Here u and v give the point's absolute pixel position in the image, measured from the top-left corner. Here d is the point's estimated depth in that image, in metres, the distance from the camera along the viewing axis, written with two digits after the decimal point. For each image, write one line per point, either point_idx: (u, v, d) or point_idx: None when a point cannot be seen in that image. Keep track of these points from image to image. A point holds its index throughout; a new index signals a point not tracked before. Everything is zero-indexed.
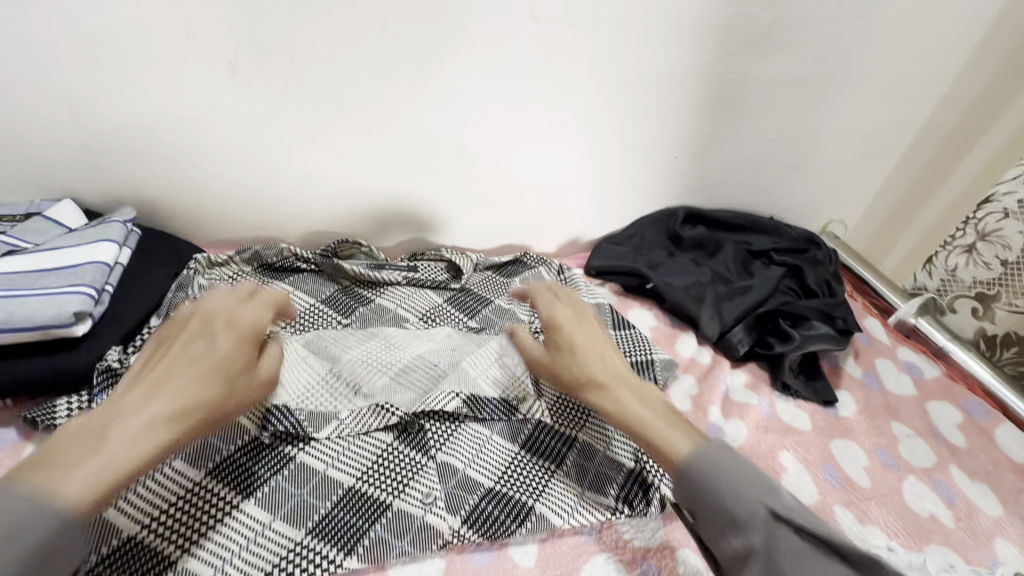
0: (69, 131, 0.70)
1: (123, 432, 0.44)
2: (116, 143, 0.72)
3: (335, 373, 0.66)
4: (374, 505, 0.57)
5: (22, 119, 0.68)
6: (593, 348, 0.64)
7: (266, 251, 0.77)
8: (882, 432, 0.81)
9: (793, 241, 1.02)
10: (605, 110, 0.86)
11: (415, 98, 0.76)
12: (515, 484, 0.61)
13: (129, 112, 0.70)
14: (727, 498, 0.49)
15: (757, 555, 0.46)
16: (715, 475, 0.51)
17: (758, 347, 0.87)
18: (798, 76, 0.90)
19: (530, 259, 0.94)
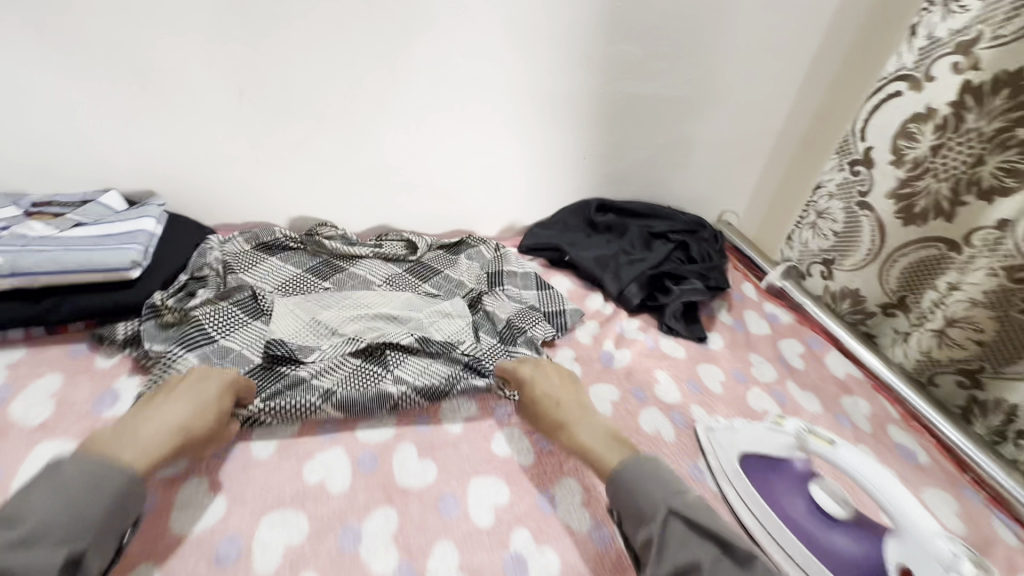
0: (114, 139, 0.93)
1: (153, 433, 0.60)
2: (148, 148, 0.95)
3: (318, 321, 0.88)
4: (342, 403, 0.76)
5: (79, 130, 0.91)
6: (557, 395, 0.77)
7: (265, 233, 1.00)
8: (741, 359, 1.06)
9: (685, 224, 1.29)
10: (525, 121, 1.12)
11: (377, 112, 1.02)
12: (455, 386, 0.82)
13: (160, 124, 0.93)
14: (642, 499, 0.60)
15: (654, 540, 0.56)
16: (637, 482, 0.62)
17: (649, 300, 1.12)
18: (673, 95, 1.18)
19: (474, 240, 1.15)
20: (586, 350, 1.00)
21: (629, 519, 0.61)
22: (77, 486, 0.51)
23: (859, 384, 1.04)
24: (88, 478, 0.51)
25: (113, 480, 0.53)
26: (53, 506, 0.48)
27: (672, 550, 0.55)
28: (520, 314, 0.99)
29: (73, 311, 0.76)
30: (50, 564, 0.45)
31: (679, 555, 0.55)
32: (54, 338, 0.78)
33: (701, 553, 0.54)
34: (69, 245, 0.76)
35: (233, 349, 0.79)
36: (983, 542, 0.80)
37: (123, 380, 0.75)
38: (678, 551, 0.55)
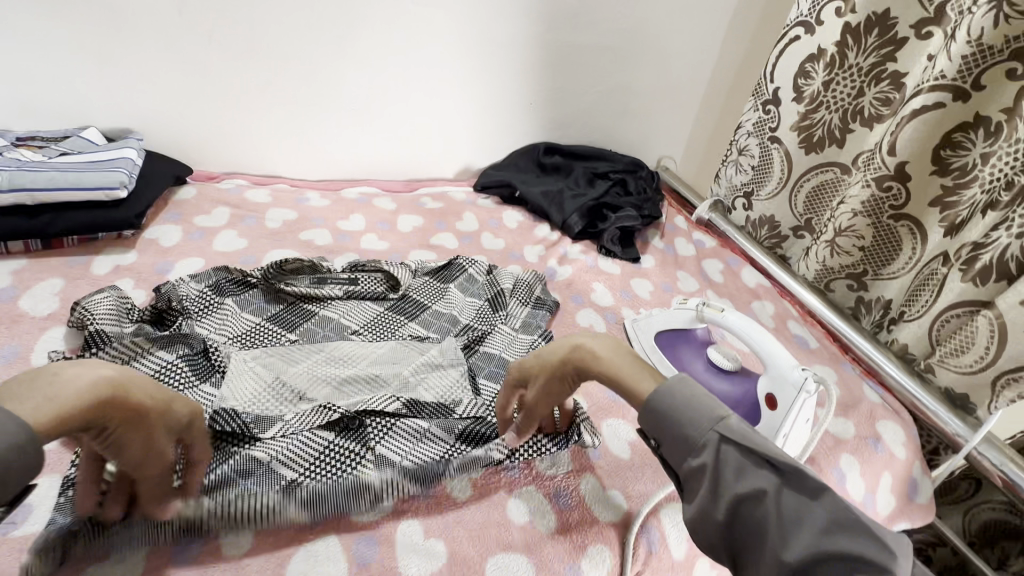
0: (89, 78, 1.01)
1: (71, 380, 0.46)
2: (122, 88, 1.03)
3: (283, 381, 0.73)
4: (307, 313, 0.86)
5: (56, 69, 0.98)
6: None
7: (224, 277, 0.86)
8: (669, 274, 1.22)
9: (624, 165, 1.43)
10: (475, 67, 1.23)
11: (337, 56, 1.12)
12: (421, 292, 0.96)
13: (132, 65, 1.01)
14: (688, 425, 0.53)
15: (708, 466, 0.50)
16: (680, 408, 0.54)
17: (590, 228, 1.26)
18: (607, 45, 1.31)
19: (462, 262, 1.04)
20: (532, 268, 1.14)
21: (672, 445, 0.54)
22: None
23: (767, 291, 1.21)
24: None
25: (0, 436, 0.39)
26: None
27: (731, 480, 0.49)
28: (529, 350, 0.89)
29: (70, 225, 0.87)
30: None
31: (744, 482, 0.49)
32: (51, 252, 0.88)
33: (761, 479, 0.49)
34: (60, 168, 0.86)
35: None
36: (852, 399, 0.97)
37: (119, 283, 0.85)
38: (738, 480, 0.49)
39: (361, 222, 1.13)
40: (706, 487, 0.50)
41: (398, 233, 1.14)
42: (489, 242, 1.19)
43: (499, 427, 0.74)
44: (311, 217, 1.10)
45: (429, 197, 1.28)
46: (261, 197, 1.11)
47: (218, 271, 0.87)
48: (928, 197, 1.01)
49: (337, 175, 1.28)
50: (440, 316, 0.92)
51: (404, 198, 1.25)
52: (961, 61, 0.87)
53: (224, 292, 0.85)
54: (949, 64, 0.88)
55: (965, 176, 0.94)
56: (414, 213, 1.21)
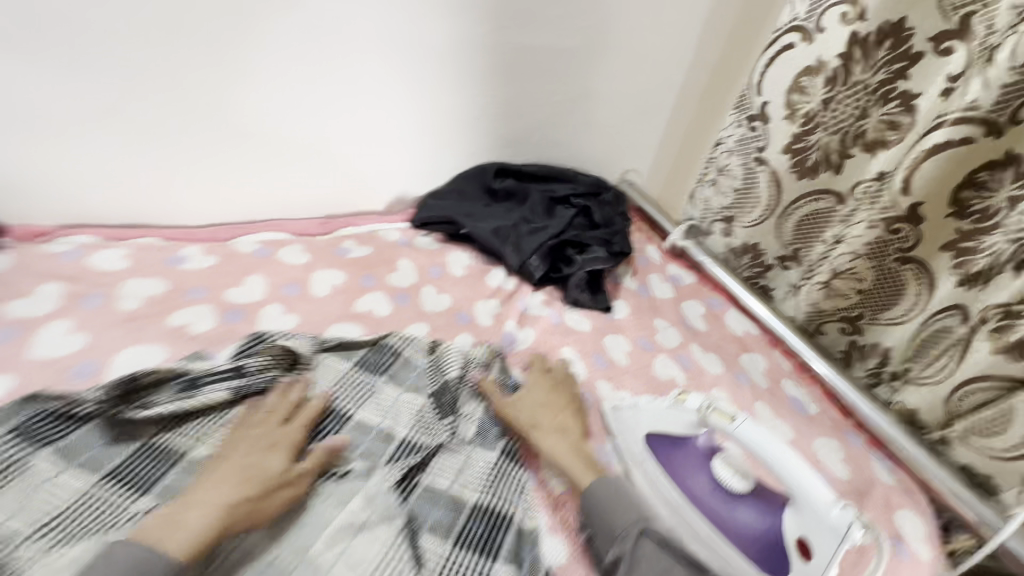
0: None
1: (201, 499, 0.55)
2: None
3: None
4: (170, 457, 0.62)
5: None
6: (540, 405, 0.78)
7: (41, 413, 0.60)
8: (646, 325, 1.04)
9: (588, 187, 1.23)
10: (404, 77, 0.98)
11: (212, 68, 0.84)
12: (345, 396, 0.74)
13: None
14: (612, 516, 0.63)
15: (623, 558, 0.60)
16: (605, 501, 0.64)
17: (552, 272, 1.05)
18: (565, 47, 1.08)
19: (393, 338, 0.82)
20: (485, 333, 0.92)
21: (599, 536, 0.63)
22: (121, 574, 0.47)
23: (754, 341, 1.06)
24: (131, 568, 0.48)
25: (154, 572, 0.48)
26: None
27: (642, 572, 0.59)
28: (490, 485, 0.69)
29: None
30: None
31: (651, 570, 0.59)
32: None
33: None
34: None
35: None
36: (865, 483, 0.84)
37: None
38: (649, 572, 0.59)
39: (260, 287, 0.86)
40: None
41: (311, 299, 0.88)
42: (431, 300, 0.95)
43: None
44: (188, 285, 0.82)
45: (353, 239, 1.03)
46: (113, 261, 0.81)
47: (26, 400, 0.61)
48: (940, 240, 0.85)
49: (230, 216, 1.00)
50: (366, 431, 0.71)
51: (320, 243, 0.99)
52: (999, 91, 0.74)
53: (45, 433, 0.59)
54: (986, 92, 0.76)
55: (988, 221, 0.80)
56: (333, 266, 0.95)
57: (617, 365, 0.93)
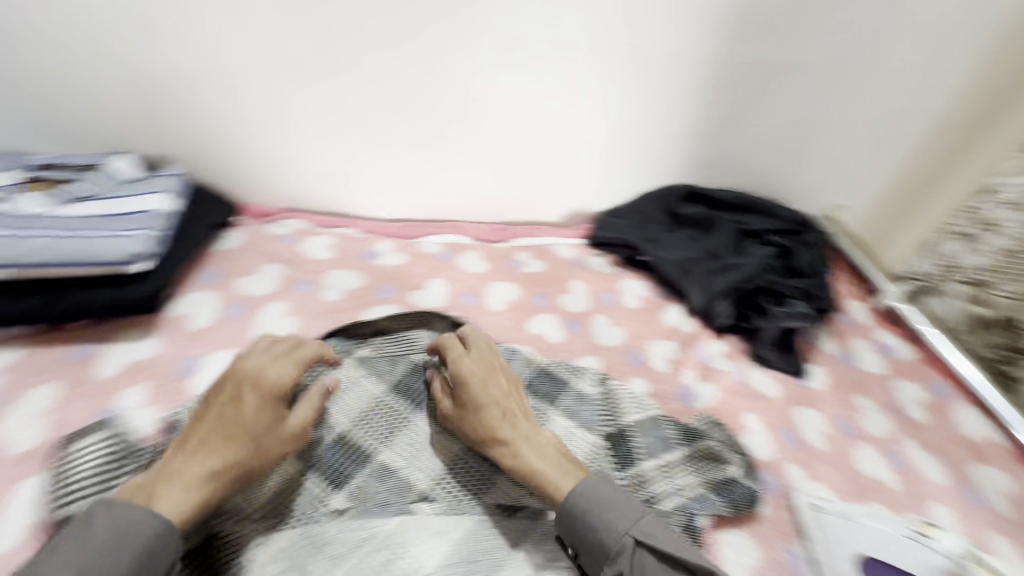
0: (121, 88, 0.80)
1: (178, 468, 0.51)
2: (159, 99, 0.81)
3: None
4: (358, 454, 0.62)
5: (97, 79, 0.79)
6: (494, 401, 0.63)
7: None
8: (847, 404, 0.88)
9: (783, 222, 1.07)
10: (619, 89, 0.91)
11: (434, 75, 0.83)
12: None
13: (174, 69, 0.79)
14: (602, 533, 0.55)
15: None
16: (591, 508, 0.56)
17: (739, 320, 0.94)
18: (804, 63, 0.94)
19: (553, 364, 0.77)
20: (662, 379, 0.84)
21: (588, 552, 0.56)
22: (104, 542, 0.45)
23: (996, 452, 0.85)
24: (115, 532, 0.46)
25: (141, 532, 0.46)
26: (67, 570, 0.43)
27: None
28: None
29: (73, 309, 0.64)
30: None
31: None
32: (58, 338, 0.67)
33: None
34: (63, 229, 0.64)
35: None
36: None
37: (129, 394, 0.63)
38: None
39: (442, 293, 0.87)
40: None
41: (487, 313, 0.87)
42: (604, 333, 0.89)
43: None
44: (380, 283, 0.86)
45: (528, 251, 1.00)
46: (322, 250, 0.88)
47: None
48: None
49: (403, 211, 0.98)
50: None
51: (498, 253, 0.98)
52: None
53: None
54: None
55: None
56: (508, 280, 0.93)
57: (811, 448, 0.80)
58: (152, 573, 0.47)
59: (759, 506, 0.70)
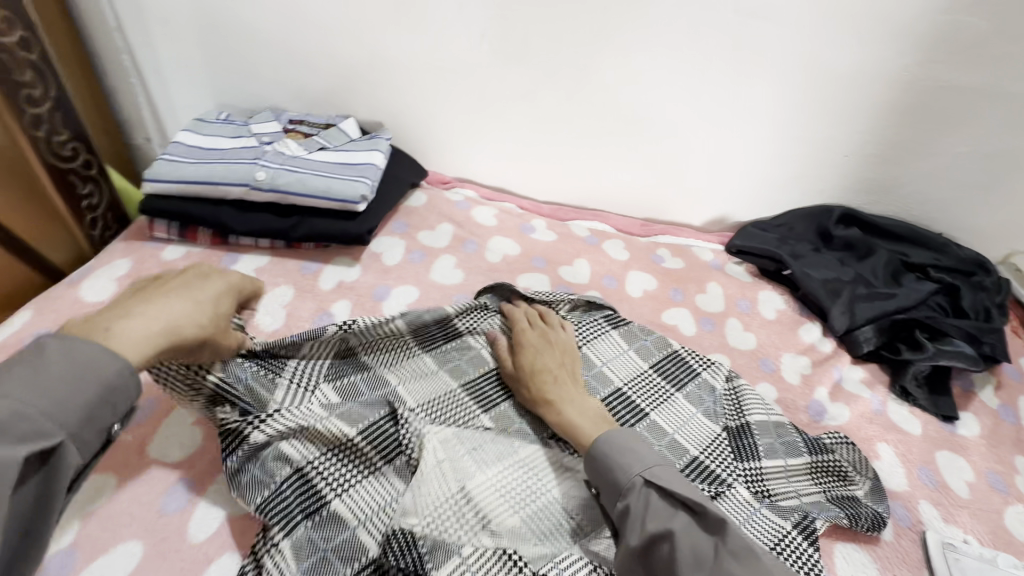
0: (347, 65, 0.95)
1: (136, 325, 0.51)
2: (374, 77, 0.96)
3: (468, 496, 0.60)
4: (503, 388, 0.73)
5: (327, 56, 0.94)
6: (548, 365, 0.70)
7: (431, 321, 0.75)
8: (1002, 460, 0.81)
9: (959, 261, 1.00)
10: (794, 104, 0.92)
11: (615, 77, 0.91)
12: (641, 393, 0.76)
13: (393, 53, 0.92)
14: (616, 470, 0.58)
15: (630, 509, 0.55)
16: (613, 451, 0.59)
17: (885, 350, 0.90)
18: (1012, 91, 0.87)
19: (689, 353, 0.82)
20: (791, 391, 0.84)
21: (607, 490, 0.59)
22: (69, 372, 0.44)
23: None
24: (81, 363, 0.45)
25: (103, 367, 0.46)
26: (33, 391, 0.42)
27: (645, 520, 0.53)
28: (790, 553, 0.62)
29: (307, 232, 0.81)
30: (16, 456, 0.40)
31: (654, 523, 0.53)
32: (290, 253, 0.83)
33: None
34: (312, 171, 0.81)
35: (348, 528, 0.58)
36: None
37: (337, 305, 0.79)
38: (652, 520, 0.53)
39: (586, 272, 0.95)
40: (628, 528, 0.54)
41: (626, 297, 0.93)
42: (736, 336, 0.91)
43: None
44: (533, 254, 0.95)
45: (668, 248, 1.04)
46: (487, 219, 0.99)
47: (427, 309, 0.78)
48: None
49: (558, 196, 1.08)
50: (660, 435, 0.72)
51: (639, 245, 1.03)
52: None
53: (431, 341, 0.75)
54: None
55: None
56: (647, 271, 0.98)
57: (954, 495, 0.75)
58: (109, 412, 0.46)
59: (883, 532, 0.69)
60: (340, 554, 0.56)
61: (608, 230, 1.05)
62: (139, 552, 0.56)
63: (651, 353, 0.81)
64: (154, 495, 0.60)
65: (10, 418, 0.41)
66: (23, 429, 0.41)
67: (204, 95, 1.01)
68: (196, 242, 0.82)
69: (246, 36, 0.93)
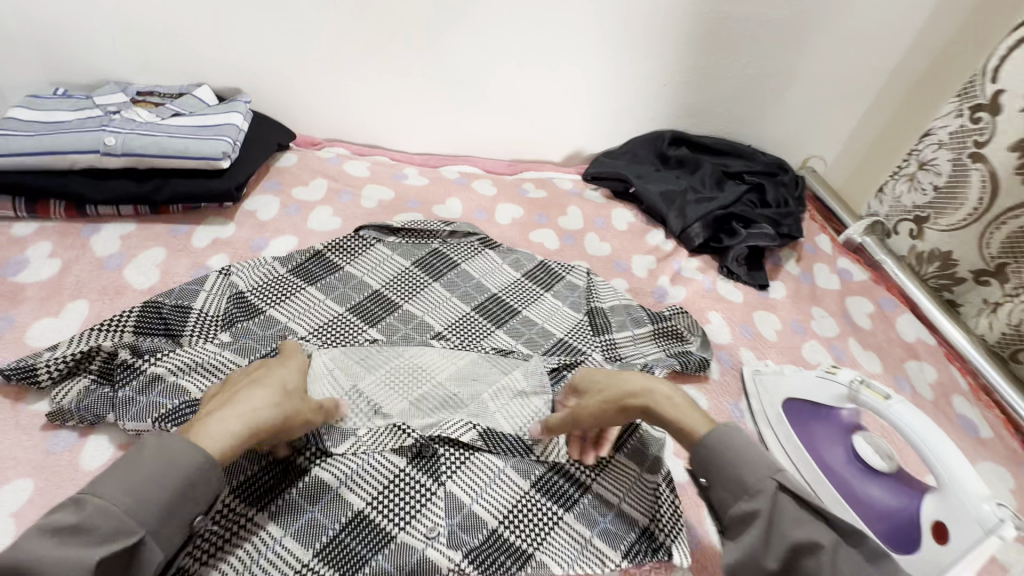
0: (188, 33, 0.95)
1: (215, 425, 0.50)
2: (219, 43, 0.96)
3: (358, 393, 0.68)
4: (389, 304, 0.81)
5: (163, 23, 0.93)
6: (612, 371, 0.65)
7: (311, 260, 0.82)
8: (801, 310, 1.02)
9: (765, 165, 1.21)
10: (612, 42, 1.06)
11: (454, 28, 0.99)
12: (513, 295, 0.87)
13: (233, 17, 0.94)
14: (741, 470, 0.51)
15: (761, 514, 0.49)
16: (733, 446, 0.53)
17: (712, 242, 1.08)
18: (773, 17, 1.07)
19: (554, 264, 0.94)
20: (640, 283, 1.00)
21: (723, 486, 0.52)
22: (153, 465, 0.46)
23: (928, 350, 0.99)
24: (163, 457, 0.46)
25: (188, 461, 0.47)
26: (125, 487, 0.44)
27: (786, 528, 0.48)
28: None
29: (173, 194, 0.82)
30: (86, 560, 0.40)
31: (797, 530, 0.48)
32: (158, 218, 0.84)
33: (818, 532, 0.47)
34: (164, 133, 0.81)
35: None
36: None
37: (214, 259, 0.81)
38: (794, 528, 0.48)
39: (458, 208, 1.04)
40: (757, 536, 0.49)
41: (495, 225, 1.04)
42: (594, 246, 1.05)
43: (581, 477, 0.66)
44: (407, 197, 1.03)
45: (532, 182, 1.16)
46: (360, 171, 1.05)
47: (300, 252, 0.83)
48: None
49: (428, 146, 1.16)
50: (532, 324, 0.84)
51: (506, 182, 1.14)
52: None
53: (316, 271, 0.81)
54: None
55: None
56: (514, 202, 1.09)
57: (765, 340, 0.94)
58: (190, 505, 0.47)
59: (710, 372, 0.86)
60: (241, 453, 0.60)
61: (478, 172, 1.15)
62: (30, 487, 0.56)
63: (523, 264, 0.92)
64: (40, 438, 0.60)
65: (91, 521, 0.42)
66: (103, 529, 0.42)
67: (35, 72, 0.97)
68: (49, 218, 0.81)
69: (68, 5, 0.90)
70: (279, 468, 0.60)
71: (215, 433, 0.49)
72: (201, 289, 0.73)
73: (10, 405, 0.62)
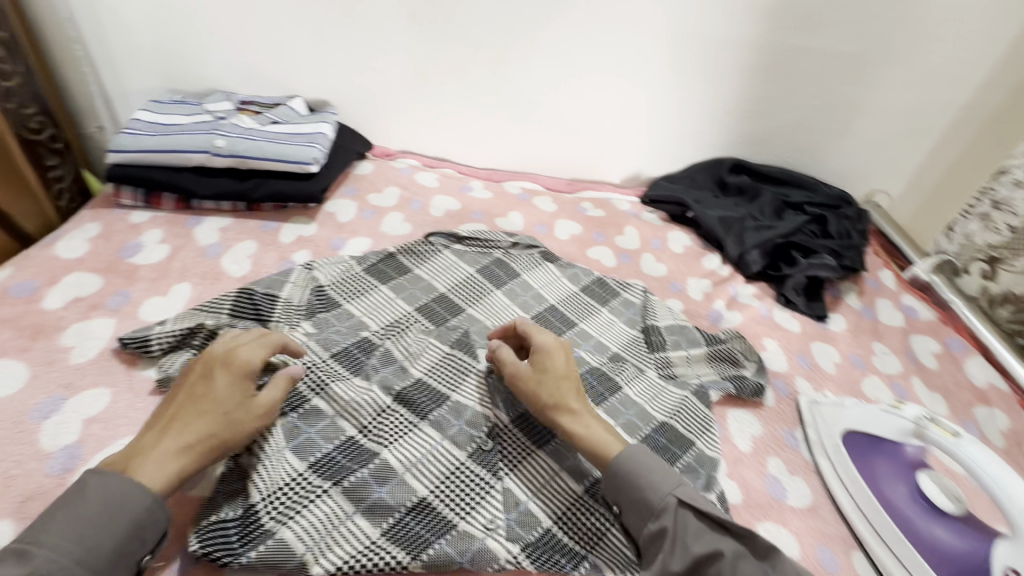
0: (289, 49, 1.04)
1: (151, 463, 0.54)
2: (315, 59, 1.06)
3: (424, 385, 0.71)
4: (455, 308, 0.85)
5: (269, 41, 1.03)
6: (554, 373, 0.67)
7: (384, 262, 0.88)
8: (863, 345, 1.00)
9: (827, 197, 1.20)
10: (678, 70, 1.09)
11: (528, 54, 1.05)
12: (571, 307, 0.90)
13: (329, 36, 1.03)
14: (648, 491, 0.59)
15: (666, 531, 0.57)
16: (640, 472, 0.60)
17: (770, 269, 1.08)
18: (842, 51, 1.08)
19: (610, 281, 0.96)
20: (695, 305, 1.01)
21: (633, 510, 0.60)
22: (96, 512, 0.49)
23: (999, 396, 0.95)
24: (104, 501, 0.50)
25: (133, 507, 0.51)
26: (68, 537, 0.48)
27: (689, 542, 0.56)
28: (684, 414, 0.77)
29: (267, 193, 0.90)
30: None
31: (698, 545, 0.55)
32: (252, 214, 0.92)
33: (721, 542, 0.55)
34: (264, 138, 0.90)
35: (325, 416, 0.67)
36: None
37: (298, 255, 0.88)
38: (696, 542, 0.56)
39: (519, 222, 1.09)
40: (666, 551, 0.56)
41: (554, 240, 1.07)
42: (650, 266, 1.07)
43: None
44: (472, 209, 1.08)
45: (590, 201, 1.19)
46: (430, 181, 1.11)
47: (375, 253, 0.89)
48: None
49: (494, 161, 1.21)
50: (588, 337, 0.85)
51: (565, 200, 1.18)
52: None
53: (388, 272, 0.87)
54: None
55: None
56: (573, 219, 1.13)
57: (823, 371, 0.93)
58: (140, 545, 0.51)
59: (766, 400, 0.85)
60: (322, 433, 0.65)
61: (540, 189, 1.19)
62: None
63: (581, 279, 0.95)
64: (147, 401, 0.66)
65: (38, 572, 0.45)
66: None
67: (154, 81, 1.09)
68: (160, 208, 0.91)
69: (190, 24, 1.02)
70: (353, 450, 0.64)
71: (143, 474, 0.53)
72: (287, 280, 0.79)
73: (125, 368, 0.69)
